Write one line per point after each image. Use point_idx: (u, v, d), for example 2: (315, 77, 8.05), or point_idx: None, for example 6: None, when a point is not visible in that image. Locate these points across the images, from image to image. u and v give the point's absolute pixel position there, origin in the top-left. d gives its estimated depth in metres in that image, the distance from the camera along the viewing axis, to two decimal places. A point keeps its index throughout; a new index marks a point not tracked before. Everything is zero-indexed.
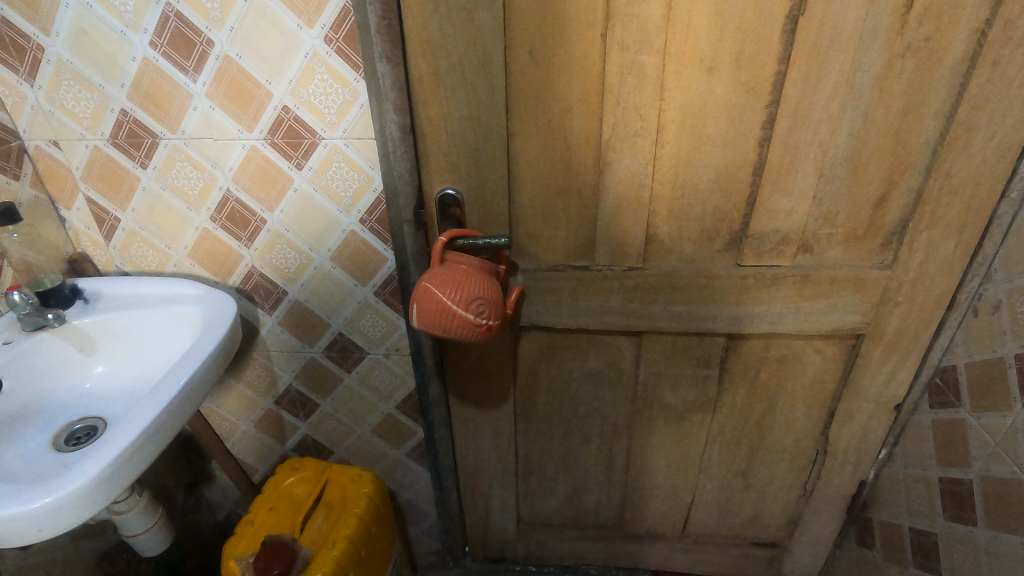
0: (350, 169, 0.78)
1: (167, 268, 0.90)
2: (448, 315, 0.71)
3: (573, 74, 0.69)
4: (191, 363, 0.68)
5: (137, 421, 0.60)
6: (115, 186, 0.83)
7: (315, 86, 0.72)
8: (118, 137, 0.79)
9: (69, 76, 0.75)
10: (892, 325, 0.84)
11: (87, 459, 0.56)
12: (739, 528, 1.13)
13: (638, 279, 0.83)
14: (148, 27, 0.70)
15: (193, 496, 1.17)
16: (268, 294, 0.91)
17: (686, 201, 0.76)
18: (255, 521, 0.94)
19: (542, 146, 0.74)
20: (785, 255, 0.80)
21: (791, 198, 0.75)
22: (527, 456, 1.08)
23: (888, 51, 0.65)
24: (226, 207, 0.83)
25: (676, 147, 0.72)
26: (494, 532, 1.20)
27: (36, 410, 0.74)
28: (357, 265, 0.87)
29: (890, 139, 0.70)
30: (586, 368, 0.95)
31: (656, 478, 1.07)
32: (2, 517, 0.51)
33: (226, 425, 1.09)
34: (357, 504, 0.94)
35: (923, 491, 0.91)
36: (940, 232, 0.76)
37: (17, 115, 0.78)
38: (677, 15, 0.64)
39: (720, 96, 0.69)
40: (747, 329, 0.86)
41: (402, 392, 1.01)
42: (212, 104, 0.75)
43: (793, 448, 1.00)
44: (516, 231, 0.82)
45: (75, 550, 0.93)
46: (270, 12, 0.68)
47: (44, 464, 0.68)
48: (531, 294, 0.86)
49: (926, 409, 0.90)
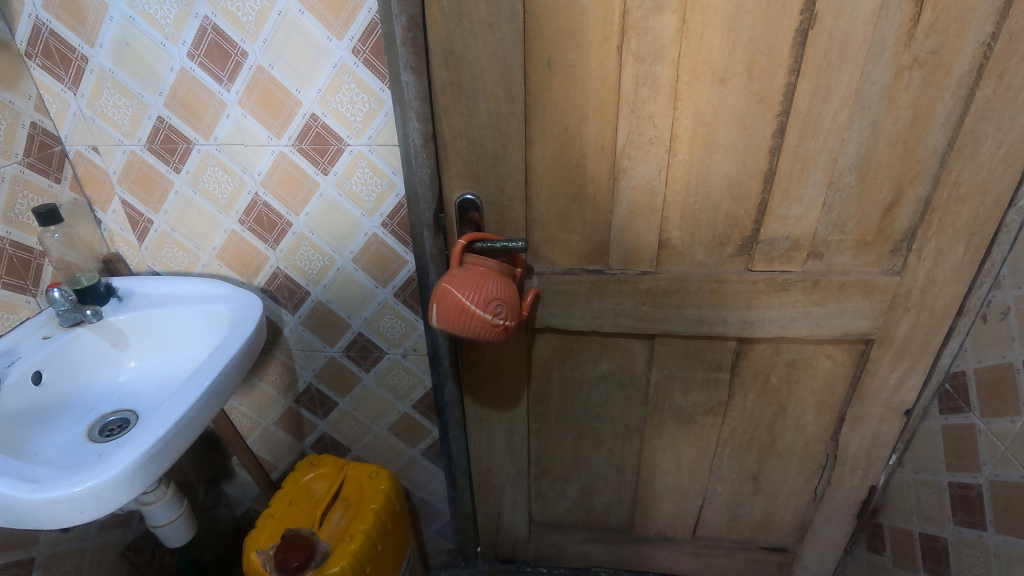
0: (373, 174, 0.81)
1: (196, 268, 0.93)
2: (466, 315, 0.74)
3: (590, 84, 0.71)
4: (219, 359, 0.72)
5: (171, 412, 0.63)
6: (150, 190, 0.87)
7: (343, 95, 0.76)
8: (153, 143, 0.82)
9: (110, 85, 0.79)
10: (902, 331, 0.85)
11: (126, 446, 0.59)
12: (749, 532, 1.14)
13: (650, 283, 0.85)
14: (186, 39, 0.74)
15: (213, 491, 1.20)
16: (292, 295, 0.95)
17: (698, 208, 0.79)
18: (274, 516, 0.96)
19: (556, 154, 0.77)
20: (795, 261, 0.82)
21: (801, 206, 0.77)
22: (540, 458, 1.10)
23: (896, 63, 0.67)
24: (254, 210, 0.86)
25: (689, 155, 0.75)
26: (505, 532, 1.22)
27: (73, 403, 0.77)
28: (379, 268, 0.89)
29: (898, 148, 0.72)
30: (599, 369, 0.97)
31: (667, 480, 1.08)
32: (48, 499, 0.54)
33: (248, 422, 1.13)
34: (373, 500, 0.97)
35: (932, 496, 0.92)
36: (949, 238, 0.77)
37: (61, 122, 0.83)
38: (691, 28, 0.67)
39: (731, 106, 0.71)
40: (757, 333, 0.87)
41: (418, 392, 1.04)
42: (244, 112, 0.78)
43: (804, 452, 1.01)
44: (532, 235, 0.84)
45: (103, 539, 0.96)
46: (302, 25, 0.72)
47: (80, 453, 0.71)
48: (546, 297, 0.88)
49: (936, 415, 0.90)
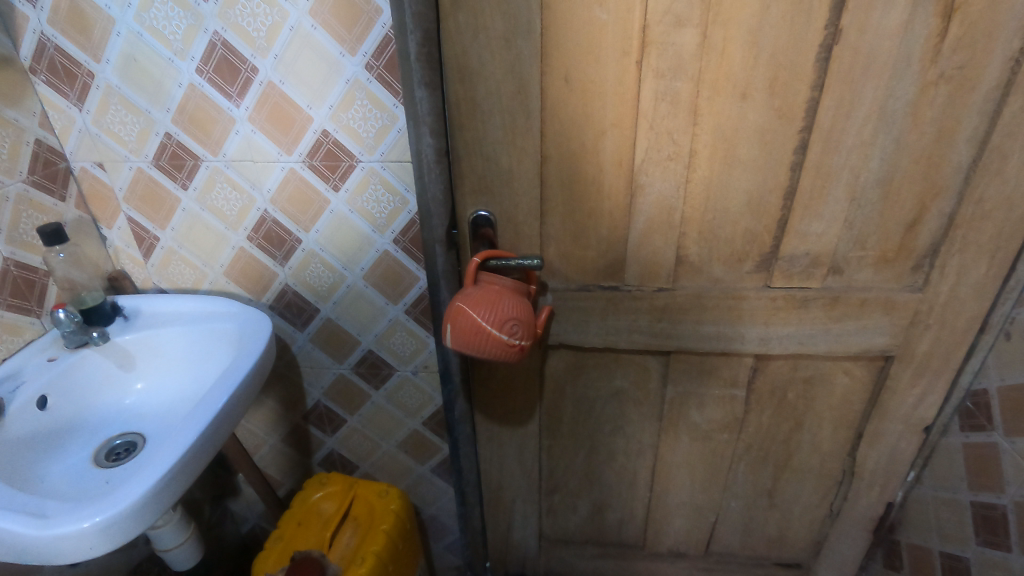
0: (385, 191, 0.80)
1: (203, 285, 0.92)
2: (482, 335, 0.72)
3: (608, 99, 0.70)
4: (229, 381, 0.70)
5: (181, 440, 0.62)
6: (156, 206, 0.85)
7: (355, 111, 0.74)
8: (161, 159, 0.81)
9: (117, 101, 0.77)
10: (922, 348, 0.84)
11: (137, 477, 0.57)
12: (762, 548, 1.12)
13: (667, 299, 0.83)
14: (195, 55, 0.73)
15: (219, 509, 1.18)
16: (300, 311, 0.93)
17: (716, 224, 0.77)
18: (283, 537, 0.94)
19: (573, 170, 0.75)
20: (815, 277, 0.80)
21: (821, 222, 0.76)
22: (551, 473, 1.08)
23: (922, 78, 0.66)
24: (263, 227, 0.85)
25: (708, 171, 0.73)
26: (515, 549, 1.19)
27: (78, 427, 0.75)
28: (390, 284, 0.88)
29: (921, 164, 0.71)
30: (612, 386, 0.95)
31: (680, 496, 1.07)
32: (57, 535, 0.52)
33: (255, 439, 1.11)
34: (384, 520, 0.95)
35: (952, 515, 0.90)
36: (972, 255, 0.76)
37: (65, 139, 0.81)
38: (713, 43, 0.65)
39: (752, 122, 0.69)
40: (775, 351, 0.86)
41: (429, 409, 1.02)
42: (254, 128, 0.77)
43: (820, 467, 0.99)
44: (547, 251, 0.83)
45: (108, 562, 0.94)
46: (314, 40, 0.70)
47: (86, 480, 0.69)
48: (561, 314, 0.87)
49: (956, 432, 0.89)
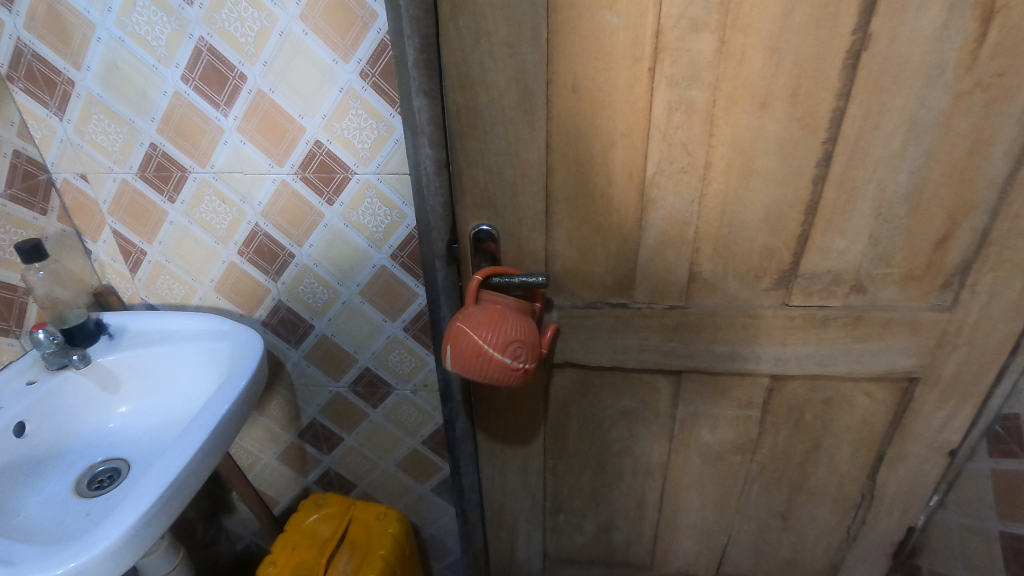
0: (382, 204, 0.76)
1: (192, 301, 0.88)
2: (483, 359, 0.68)
3: (618, 109, 0.65)
4: (216, 405, 0.66)
5: (163, 472, 0.57)
6: (142, 220, 0.81)
7: (350, 121, 0.70)
8: (146, 171, 0.77)
9: (99, 110, 0.73)
10: (949, 370, 0.79)
11: (114, 515, 0.53)
12: (775, 570, 1.08)
13: (678, 318, 0.79)
14: (180, 62, 0.69)
15: (212, 527, 1.14)
16: (294, 328, 0.89)
17: (731, 239, 0.73)
18: (276, 562, 0.90)
19: (580, 183, 0.71)
20: (837, 295, 0.76)
21: (844, 238, 0.72)
22: (556, 493, 1.04)
23: (956, 86, 0.61)
24: (254, 241, 0.81)
25: (724, 184, 0.69)
26: (518, 569, 1.15)
27: (59, 453, 0.71)
28: (387, 300, 0.84)
29: (953, 178, 0.66)
30: (620, 406, 0.91)
31: (690, 518, 1.02)
32: None
33: (249, 457, 1.07)
34: (381, 545, 0.91)
35: (979, 544, 0.87)
36: (1006, 273, 0.71)
37: (46, 149, 0.77)
38: (731, 49, 0.61)
39: (772, 133, 0.65)
40: (792, 371, 0.82)
41: (428, 428, 0.98)
42: (243, 139, 0.73)
43: (838, 490, 0.95)
44: (553, 267, 0.78)
45: None
46: (306, 46, 0.66)
47: (66, 512, 0.66)
48: (567, 331, 0.83)
49: (984, 456, 0.84)
